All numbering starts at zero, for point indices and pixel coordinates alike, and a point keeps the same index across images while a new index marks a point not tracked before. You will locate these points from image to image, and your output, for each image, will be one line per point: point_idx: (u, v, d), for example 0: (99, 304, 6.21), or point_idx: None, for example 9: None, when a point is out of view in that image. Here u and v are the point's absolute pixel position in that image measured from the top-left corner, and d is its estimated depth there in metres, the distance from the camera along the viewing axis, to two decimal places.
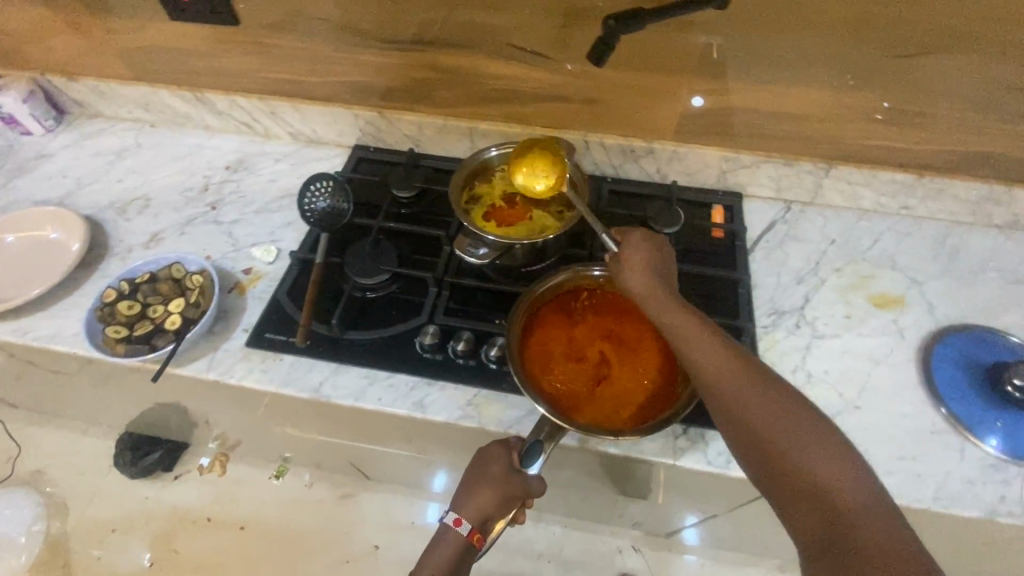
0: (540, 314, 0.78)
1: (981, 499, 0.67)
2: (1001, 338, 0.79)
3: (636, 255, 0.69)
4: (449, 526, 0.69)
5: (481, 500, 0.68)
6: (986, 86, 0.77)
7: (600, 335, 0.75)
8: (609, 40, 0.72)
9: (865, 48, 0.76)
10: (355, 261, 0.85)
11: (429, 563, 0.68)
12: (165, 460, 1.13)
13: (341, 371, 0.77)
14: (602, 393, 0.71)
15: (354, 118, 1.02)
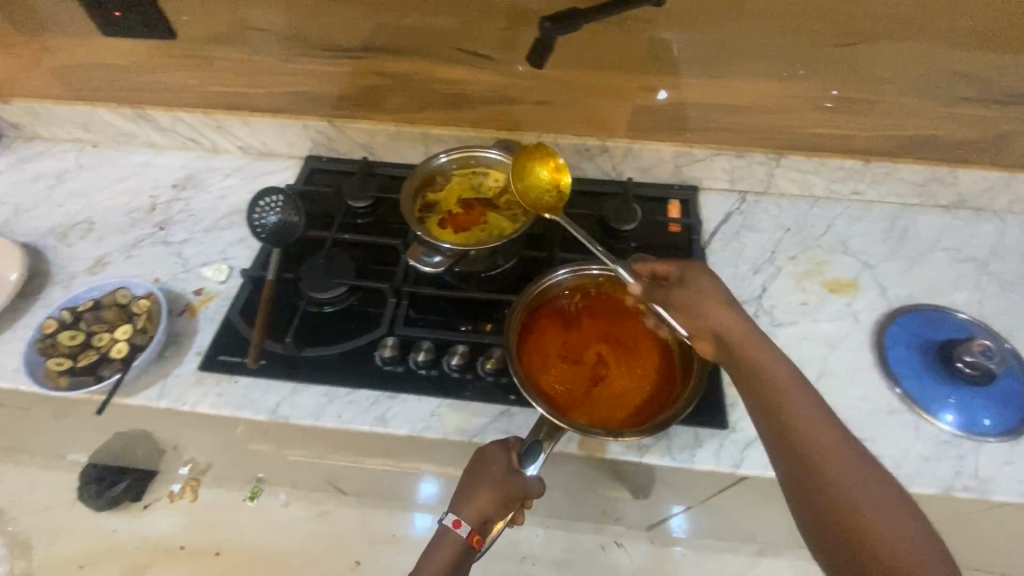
0: (539, 318, 0.78)
1: (938, 476, 0.69)
2: (949, 316, 0.81)
3: (709, 289, 0.67)
4: (448, 528, 0.66)
5: (483, 501, 0.65)
6: (918, 71, 0.79)
7: (597, 337, 0.76)
8: (547, 41, 0.73)
9: (802, 39, 0.78)
10: (310, 275, 0.83)
11: (427, 566, 0.65)
12: (133, 490, 1.07)
13: (298, 391, 0.75)
14: (600, 393, 0.72)
15: (304, 128, 0.99)
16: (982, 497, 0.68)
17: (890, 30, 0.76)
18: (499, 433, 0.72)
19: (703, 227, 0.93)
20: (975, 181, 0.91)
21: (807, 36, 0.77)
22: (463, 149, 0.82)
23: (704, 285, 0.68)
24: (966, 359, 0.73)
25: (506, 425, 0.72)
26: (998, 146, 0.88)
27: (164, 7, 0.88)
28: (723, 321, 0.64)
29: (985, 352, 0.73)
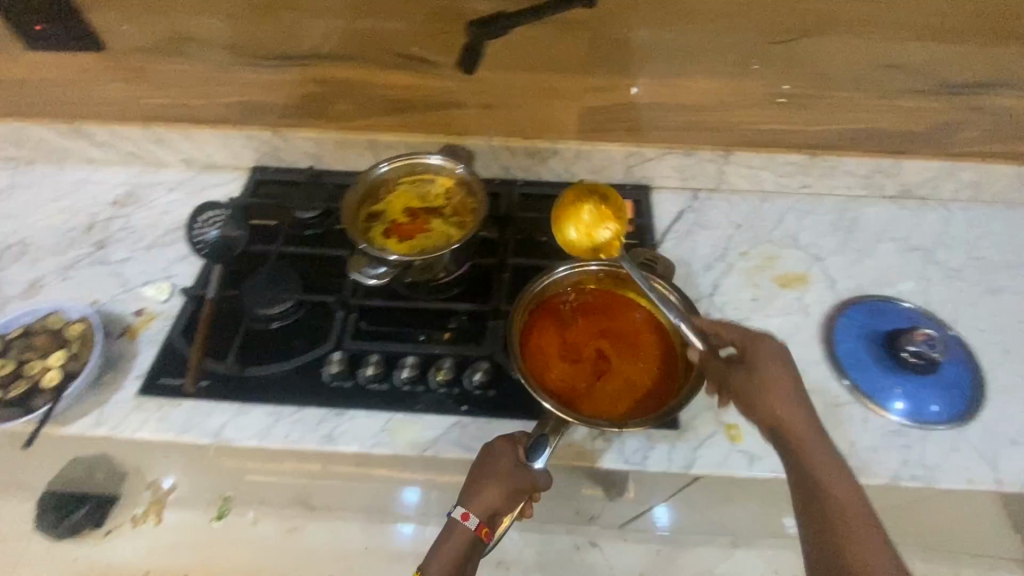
0: (537, 316, 0.76)
1: (886, 466, 0.70)
2: (894, 305, 0.82)
3: (776, 372, 0.64)
4: (455, 521, 0.65)
5: (490, 495, 0.64)
6: (852, 63, 0.81)
7: (596, 334, 0.75)
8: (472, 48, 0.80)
9: (737, 35, 0.79)
10: (253, 291, 0.81)
11: (436, 560, 0.64)
12: (96, 515, 0.91)
13: (243, 411, 0.73)
14: (603, 388, 0.70)
15: (247, 139, 0.96)
16: (929, 484, 0.69)
17: (822, 25, 0.77)
18: (450, 445, 0.71)
19: (656, 226, 0.93)
20: (918, 172, 0.92)
21: (745, 31, 0.78)
22: (403, 156, 0.80)
23: (771, 366, 0.64)
24: (909, 348, 0.74)
25: (457, 437, 0.71)
26: (936, 136, 0.89)
27: (90, 19, 0.85)
28: (787, 408, 0.62)
29: (928, 341, 0.74)
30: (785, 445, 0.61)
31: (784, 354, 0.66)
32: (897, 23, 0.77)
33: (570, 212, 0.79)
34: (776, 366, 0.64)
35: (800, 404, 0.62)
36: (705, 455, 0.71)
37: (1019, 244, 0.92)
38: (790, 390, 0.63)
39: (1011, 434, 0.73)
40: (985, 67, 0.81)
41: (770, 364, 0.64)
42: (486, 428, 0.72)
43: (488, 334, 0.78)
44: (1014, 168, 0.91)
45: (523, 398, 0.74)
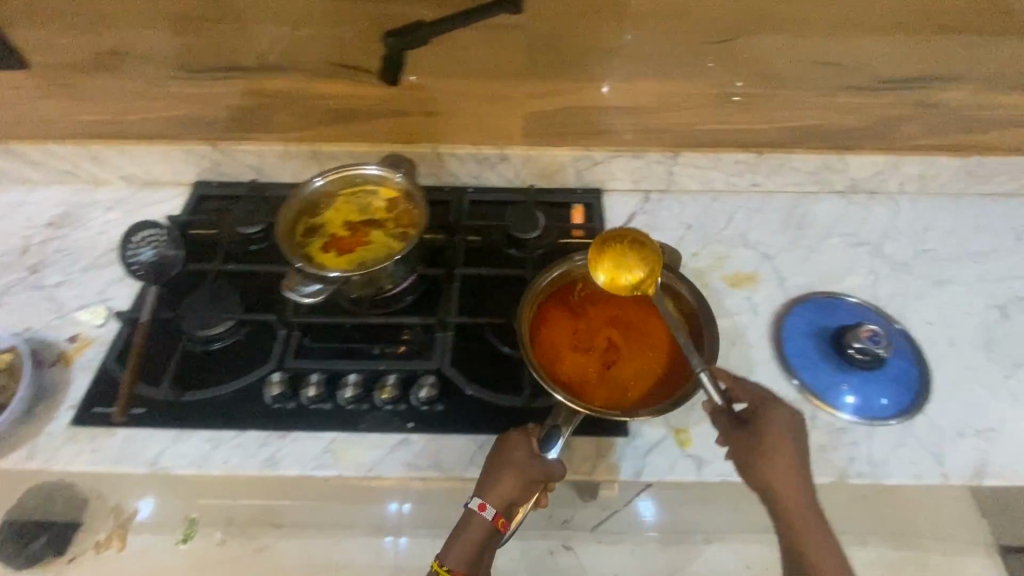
0: (547, 306, 0.76)
1: (834, 464, 0.70)
2: (842, 301, 0.82)
3: (786, 443, 0.64)
4: (473, 512, 0.64)
5: (508, 485, 0.63)
6: (783, 54, 0.82)
7: (606, 324, 0.74)
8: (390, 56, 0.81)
9: (668, 36, 0.81)
10: (191, 312, 0.78)
11: (456, 549, 0.63)
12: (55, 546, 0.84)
13: (181, 438, 0.71)
14: (614, 376, 0.70)
15: (187, 153, 0.93)
16: (876, 481, 0.69)
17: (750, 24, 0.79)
18: (396, 464, 0.69)
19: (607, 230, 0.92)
20: (864, 166, 0.93)
21: (675, 29, 0.80)
22: (341, 167, 0.78)
23: (780, 435, 0.64)
24: (855, 345, 0.74)
25: (403, 456, 0.69)
26: (878, 130, 0.90)
27: (12, 35, 0.83)
28: (789, 477, 0.63)
29: (873, 337, 0.74)
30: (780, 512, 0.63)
31: (795, 420, 0.66)
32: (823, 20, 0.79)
33: (600, 256, 0.73)
34: (785, 434, 0.64)
35: (801, 473, 0.64)
36: (655, 462, 0.71)
37: (965, 234, 0.92)
38: (795, 458, 0.64)
39: (956, 426, 0.73)
40: (913, 58, 0.83)
41: (779, 434, 0.64)
42: (432, 445, 0.70)
43: (436, 348, 0.75)
44: (957, 160, 0.91)
45: (472, 411, 0.72)
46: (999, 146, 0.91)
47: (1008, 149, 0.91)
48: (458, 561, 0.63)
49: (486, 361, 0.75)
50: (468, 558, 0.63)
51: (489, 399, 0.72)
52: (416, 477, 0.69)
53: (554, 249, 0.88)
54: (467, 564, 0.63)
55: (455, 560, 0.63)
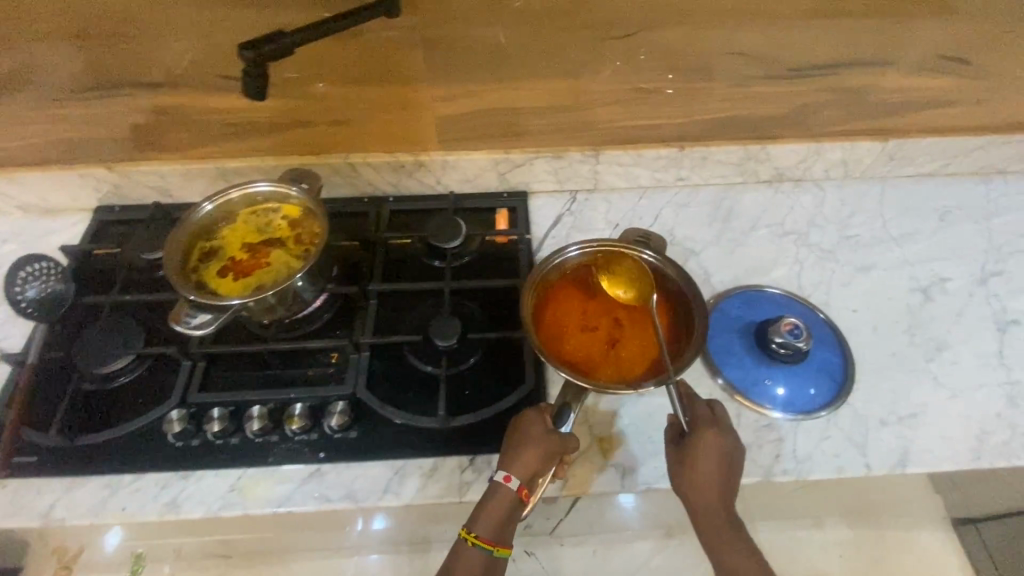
0: (559, 286, 0.77)
1: (759, 463, 0.69)
2: (766, 294, 0.81)
3: (712, 465, 0.62)
4: (498, 484, 0.62)
5: (531, 458, 0.62)
6: None
7: (612, 305, 0.75)
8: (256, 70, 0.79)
9: None
10: (84, 348, 0.73)
11: (485, 519, 0.62)
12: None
13: (77, 485, 0.67)
14: (618, 354, 0.71)
15: (82, 178, 0.88)
16: (800, 477, 0.68)
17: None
18: (306, 497, 0.66)
19: (533, 237, 0.89)
20: (788, 155, 0.91)
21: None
22: (232, 188, 0.74)
23: (708, 457, 0.63)
24: (776, 340, 0.73)
25: (314, 488, 0.66)
26: (796, 118, 0.89)
27: None
28: (712, 496, 0.62)
29: (793, 331, 0.73)
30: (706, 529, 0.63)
31: (727, 440, 0.64)
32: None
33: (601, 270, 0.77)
34: (714, 455, 0.63)
35: (725, 495, 0.63)
36: (580, 473, 0.69)
37: (888, 218, 0.93)
38: (721, 479, 0.62)
39: (879, 414, 0.73)
40: None
41: (707, 456, 0.62)
42: (345, 474, 0.67)
43: (350, 370, 0.72)
44: (878, 144, 0.89)
45: (387, 435, 0.69)
46: (922, 129, 0.90)
47: (927, 129, 0.90)
48: (487, 530, 0.62)
49: (404, 381, 0.73)
50: (495, 527, 0.62)
51: (405, 421, 0.69)
52: (328, 509, 0.66)
53: (478, 256, 0.85)
54: (495, 533, 0.62)
55: (484, 529, 0.62)
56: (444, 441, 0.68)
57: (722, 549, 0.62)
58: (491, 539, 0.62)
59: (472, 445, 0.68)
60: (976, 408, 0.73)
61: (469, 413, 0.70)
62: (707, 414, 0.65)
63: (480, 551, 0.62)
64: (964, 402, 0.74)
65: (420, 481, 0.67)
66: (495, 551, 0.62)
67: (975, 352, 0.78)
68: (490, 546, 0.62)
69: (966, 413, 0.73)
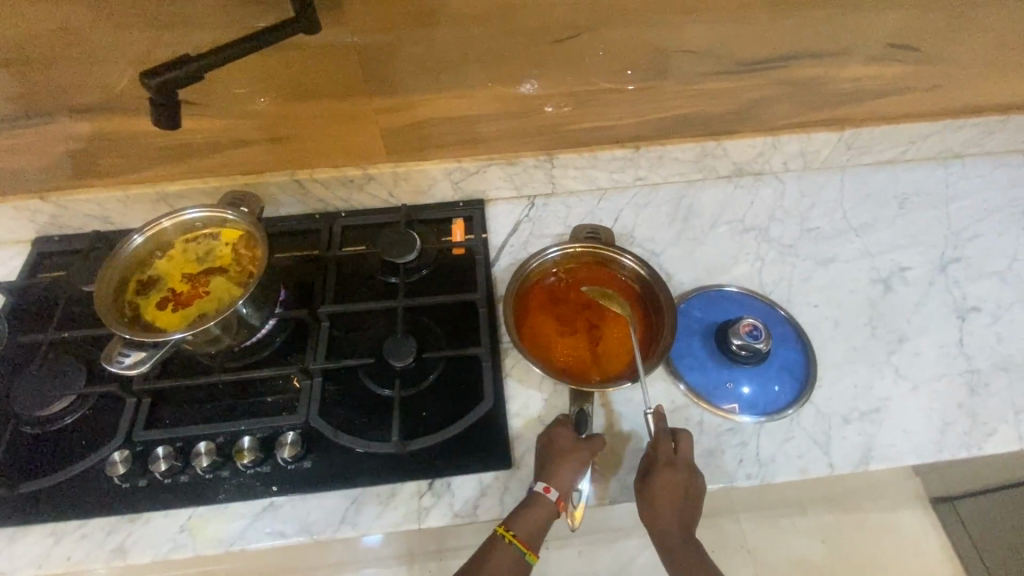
0: (528, 296, 0.76)
1: (723, 470, 0.68)
2: (725, 293, 0.80)
3: (670, 503, 0.62)
4: (539, 493, 0.62)
5: (569, 470, 0.63)
6: (638, 48, 0.78)
7: (582, 306, 0.76)
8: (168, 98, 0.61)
9: (516, 41, 0.75)
10: (20, 391, 0.70)
11: (524, 521, 0.62)
12: None
13: (19, 535, 0.64)
14: (603, 350, 0.72)
15: (15, 210, 0.84)
16: (764, 482, 0.67)
17: (596, 20, 0.74)
18: (260, 534, 0.63)
19: (490, 242, 0.88)
20: (743, 150, 0.91)
21: (517, 32, 0.74)
22: (163, 216, 0.73)
23: (666, 495, 0.63)
24: (736, 342, 0.72)
25: (268, 523, 0.64)
26: (748, 113, 0.89)
27: None
28: (671, 521, 0.62)
29: (752, 332, 0.72)
30: (670, 552, 0.64)
31: (685, 477, 0.64)
32: (675, 5, 0.74)
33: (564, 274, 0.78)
34: (673, 493, 0.63)
35: (681, 516, 0.63)
36: None
37: (849, 208, 0.92)
38: (680, 515, 0.63)
39: (841, 411, 0.72)
40: (777, 35, 0.79)
41: (665, 494, 0.63)
42: (299, 508, 0.65)
43: (302, 398, 0.70)
44: (834, 134, 0.91)
45: (341, 465, 0.67)
46: (877, 117, 0.92)
47: (882, 118, 0.92)
48: (526, 532, 0.61)
49: (359, 405, 0.71)
50: (532, 534, 0.61)
51: (361, 448, 0.67)
52: (283, 545, 0.64)
53: (434, 269, 0.83)
54: (533, 537, 0.62)
55: (524, 531, 0.61)
56: (401, 467, 0.67)
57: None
58: (528, 542, 0.61)
59: (431, 468, 0.67)
60: (937, 399, 0.73)
61: (425, 436, 0.68)
62: (665, 451, 0.65)
63: (516, 550, 0.61)
64: (926, 393, 0.73)
65: (378, 509, 0.65)
66: (527, 555, 0.61)
67: (936, 341, 0.78)
68: (524, 548, 0.61)
69: (928, 405, 0.72)
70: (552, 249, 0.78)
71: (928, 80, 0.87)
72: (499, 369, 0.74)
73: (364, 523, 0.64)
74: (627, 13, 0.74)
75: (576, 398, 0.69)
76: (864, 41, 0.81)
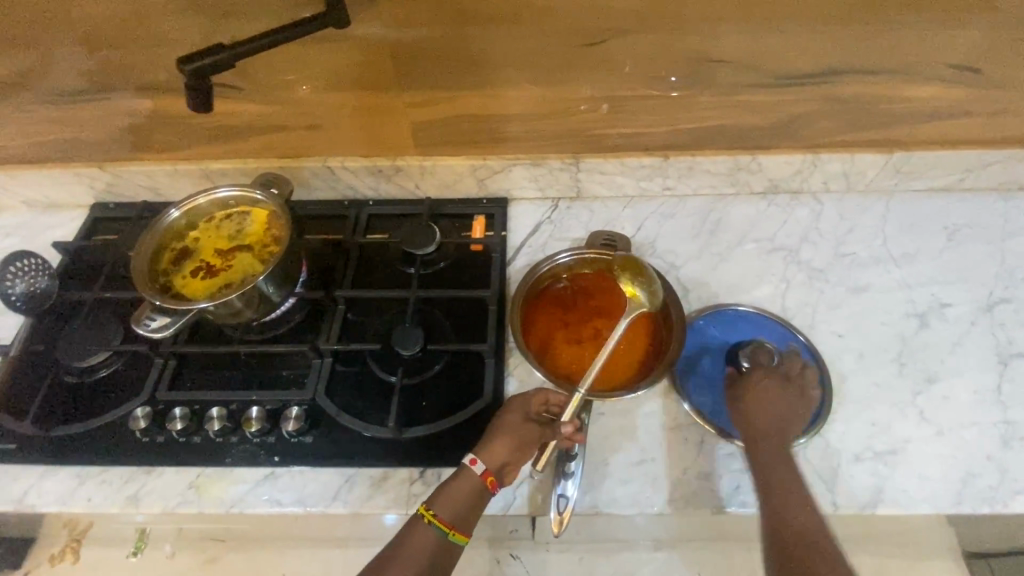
0: (538, 300, 0.77)
1: (716, 495, 0.66)
2: (743, 314, 0.78)
3: (761, 409, 0.67)
4: (464, 467, 0.63)
5: (501, 445, 0.64)
6: (673, 54, 0.77)
7: (592, 314, 0.75)
8: (204, 85, 0.65)
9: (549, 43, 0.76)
10: (66, 343, 0.77)
11: (446, 500, 0.62)
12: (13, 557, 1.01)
13: (48, 474, 0.70)
14: (609, 362, 0.71)
15: (78, 176, 0.90)
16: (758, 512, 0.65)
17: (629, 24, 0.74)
18: (258, 500, 0.67)
19: (509, 241, 0.88)
20: (781, 166, 0.87)
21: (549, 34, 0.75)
22: (200, 194, 0.78)
23: (754, 407, 0.67)
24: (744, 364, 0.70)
25: (266, 491, 0.68)
26: (789, 128, 0.85)
27: None
28: (762, 423, 0.66)
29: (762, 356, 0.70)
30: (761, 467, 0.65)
31: (776, 429, 0.66)
32: None
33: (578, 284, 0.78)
34: (759, 405, 0.67)
35: (777, 418, 0.67)
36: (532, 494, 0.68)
37: (891, 236, 0.87)
38: (777, 421, 0.67)
39: (853, 449, 0.69)
40: (821, 50, 0.76)
41: (756, 402, 0.68)
42: (298, 479, 0.68)
43: (312, 375, 0.73)
44: (880, 156, 0.85)
45: (340, 443, 0.70)
46: (932, 141, 0.85)
47: (941, 142, 0.85)
48: (447, 511, 0.61)
49: (365, 389, 0.73)
50: (456, 513, 0.61)
51: (363, 431, 0.69)
52: (279, 512, 0.67)
53: (452, 262, 0.85)
54: (456, 515, 0.61)
55: (446, 512, 0.61)
56: (395, 451, 0.69)
57: (791, 543, 0.58)
58: (450, 522, 0.61)
59: (423, 457, 0.69)
60: (962, 448, 0.68)
61: (422, 425, 0.70)
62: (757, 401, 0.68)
63: (435, 531, 0.60)
64: (951, 440, 0.69)
65: (369, 490, 0.67)
66: (451, 535, 0.61)
67: (970, 386, 0.73)
68: (447, 528, 0.61)
69: (952, 454, 0.68)
70: (571, 252, 0.78)
71: (994, 104, 0.81)
72: (502, 366, 0.75)
73: (353, 505, 0.66)
74: (666, 21, 0.76)
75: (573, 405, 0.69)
76: (918, 60, 0.76)
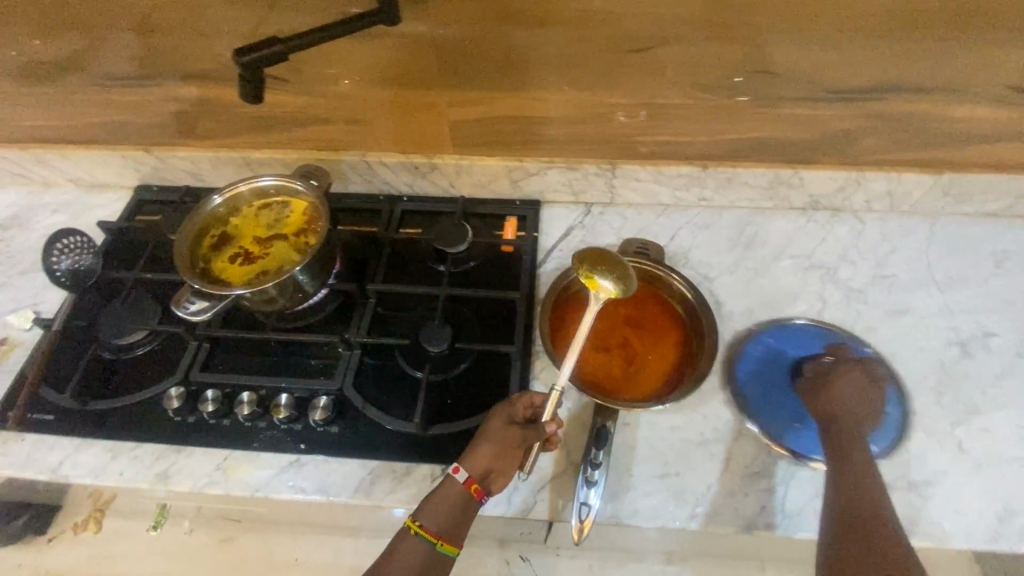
0: (568, 306, 0.77)
1: (741, 513, 0.65)
2: (799, 329, 0.76)
3: (846, 391, 0.65)
4: (447, 476, 0.62)
5: (484, 451, 0.62)
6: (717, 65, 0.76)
7: (621, 323, 0.74)
8: (256, 77, 0.67)
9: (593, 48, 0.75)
10: (107, 320, 0.79)
11: (431, 511, 0.60)
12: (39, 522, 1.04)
13: (83, 447, 0.72)
14: (637, 372, 0.71)
15: (124, 159, 0.92)
16: (785, 534, 0.64)
17: None
18: (282, 486, 0.68)
19: (540, 243, 0.88)
20: (823, 182, 0.85)
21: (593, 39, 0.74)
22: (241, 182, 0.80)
23: (840, 388, 0.65)
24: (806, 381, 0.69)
25: (291, 478, 0.69)
26: (834, 143, 0.83)
27: None
28: (844, 405, 0.64)
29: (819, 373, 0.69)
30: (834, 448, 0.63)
31: (856, 420, 0.64)
32: None
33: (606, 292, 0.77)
34: (847, 386, 0.65)
35: (862, 404, 0.64)
36: (551, 500, 0.67)
37: (934, 259, 0.84)
38: (858, 407, 0.64)
39: (888, 477, 0.66)
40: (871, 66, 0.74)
41: (843, 383, 0.65)
42: (321, 468, 0.69)
43: (341, 366, 0.74)
44: (929, 177, 0.83)
45: (365, 435, 0.70)
46: (983, 164, 0.82)
47: (991, 165, 0.82)
48: (432, 521, 0.60)
49: (392, 383, 0.74)
50: (442, 523, 0.60)
51: (388, 425, 0.70)
52: (302, 499, 0.68)
53: (483, 262, 0.85)
54: (442, 525, 0.60)
55: (432, 521, 0.60)
56: (418, 447, 0.69)
57: (866, 512, 0.56)
58: (436, 532, 0.59)
59: (445, 455, 0.69)
60: (1004, 483, 0.66)
61: (447, 423, 0.70)
62: (839, 393, 0.65)
63: (421, 541, 0.59)
64: (992, 475, 0.66)
65: (390, 485, 0.68)
66: (439, 545, 0.59)
67: (1014, 420, 0.70)
68: (434, 538, 0.59)
69: (993, 488, 0.65)
70: None
71: None
72: (528, 369, 0.75)
73: (374, 498, 0.67)
74: (713, 30, 0.75)
75: (598, 412, 0.68)
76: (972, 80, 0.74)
